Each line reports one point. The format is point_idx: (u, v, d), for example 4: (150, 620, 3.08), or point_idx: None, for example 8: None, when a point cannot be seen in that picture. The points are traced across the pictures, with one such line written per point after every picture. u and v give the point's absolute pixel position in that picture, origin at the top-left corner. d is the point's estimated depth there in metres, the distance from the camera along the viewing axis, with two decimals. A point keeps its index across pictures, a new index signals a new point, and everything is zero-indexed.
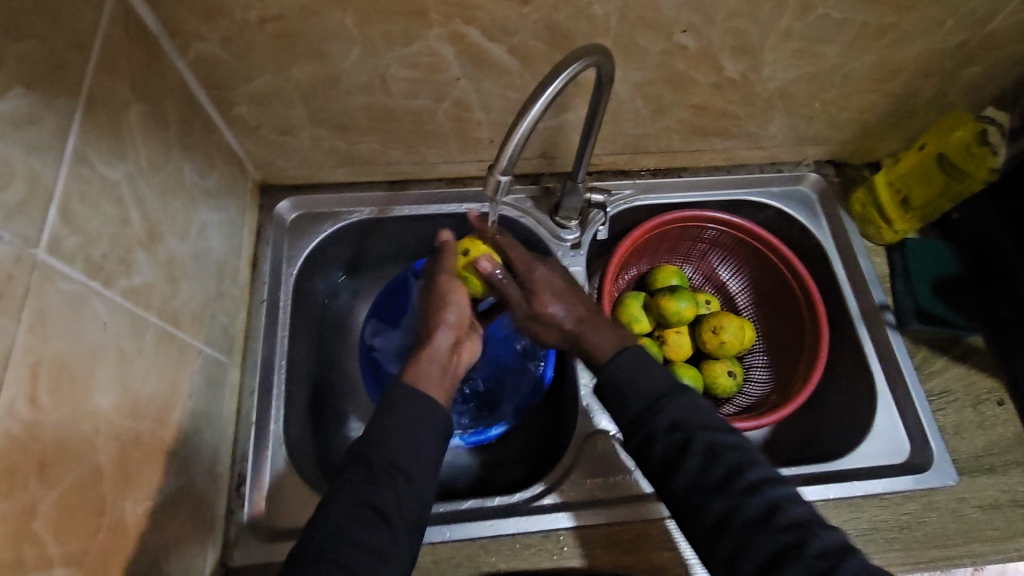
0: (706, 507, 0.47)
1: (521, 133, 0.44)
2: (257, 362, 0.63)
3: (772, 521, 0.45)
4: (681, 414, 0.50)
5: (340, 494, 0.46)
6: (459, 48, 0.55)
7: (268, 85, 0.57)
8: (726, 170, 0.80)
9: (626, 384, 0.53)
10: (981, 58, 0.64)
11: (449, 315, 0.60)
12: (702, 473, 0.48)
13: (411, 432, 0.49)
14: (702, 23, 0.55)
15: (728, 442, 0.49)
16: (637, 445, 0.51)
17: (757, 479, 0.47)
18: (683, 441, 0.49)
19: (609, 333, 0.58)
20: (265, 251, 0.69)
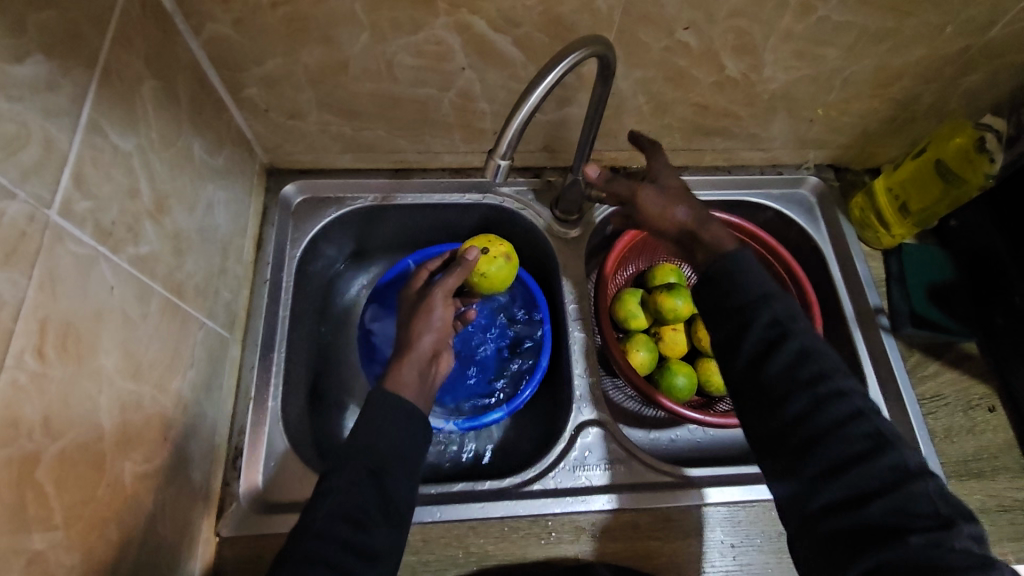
0: (784, 403, 0.45)
1: (522, 116, 0.45)
2: (257, 339, 0.64)
3: (849, 427, 0.43)
4: (784, 314, 0.47)
5: (328, 498, 0.46)
6: (465, 37, 0.56)
7: (279, 68, 0.59)
8: (726, 171, 0.81)
9: (740, 274, 0.49)
10: (982, 65, 0.64)
11: (435, 321, 0.59)
12: (791, 368, 0.45)
13: (391, 433, 0.50)
14: (704, 22, 0.56)
15: (826, 347, 0.46)
16: (725, 336, 0.48)
17: (849, 386, 0.45)
18: (779, 337, 0.46)
19: (707, 232, 0.52)
20: (270, 232, 0.70)
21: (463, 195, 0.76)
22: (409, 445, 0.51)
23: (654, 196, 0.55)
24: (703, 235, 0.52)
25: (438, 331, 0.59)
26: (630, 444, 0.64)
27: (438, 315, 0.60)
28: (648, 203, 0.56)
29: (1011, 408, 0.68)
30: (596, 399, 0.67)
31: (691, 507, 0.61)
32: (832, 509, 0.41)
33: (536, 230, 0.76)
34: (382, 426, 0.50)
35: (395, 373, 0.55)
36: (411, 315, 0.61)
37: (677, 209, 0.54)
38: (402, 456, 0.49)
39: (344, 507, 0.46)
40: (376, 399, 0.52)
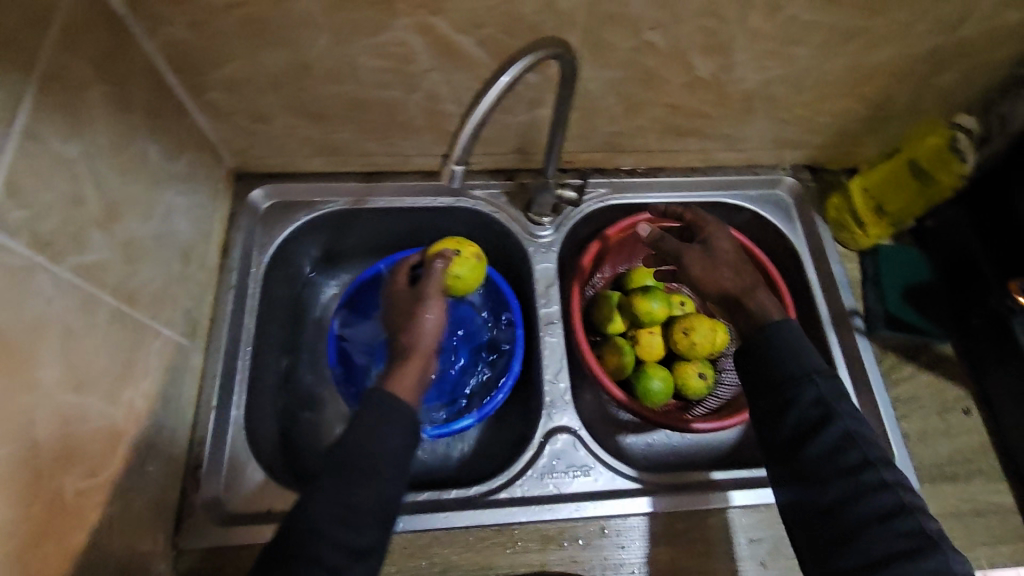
0: (825, 487, 0.49)
1: (472, 125, 0.44)
2: (221, 347, 0.63)
3: (890, 522, 0.47)
4: (830, 394, 0.52)
5: (310, 501, 0.46)
6: (428, 38, 0.55)
7: (239, 71, 0.57)
8: (703, 171, 0.80)
9: (785, 349, 0.54)
10: (955, 64, 0.64)
11: (427, 324, 0.58)
12: (833, 454, 0.50)
13: (384, 432, 0.49)
14: (670, 21, 0.55)
15: (869, 435, 0.51)
16: (768, 410, 0.53)
17: (892, 479, 0.49)
18: (825, 420, 0.51)
19: (754, 298, 0.58)
20: (236, 236, 0.69)
21: (435, 198, 0.75)
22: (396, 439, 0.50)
23: (700, 258, 0.61)
24: (749, 302, 0.57)
25: (434, 334, 0.58)
26: (599, 450, 0.63)
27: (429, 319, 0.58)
28: (693, 264, 0.61)
29: (987, 411, 0.68)
30: (567, 404, 0.66)
31: (661, 513, 0.60)
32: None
33: (508, 233, 0.75)
34: (379, 426, 0.49)
35: (398, 376, 0.54)
36: (405, 316, 0.59)
37: (721, 275, 0.59)
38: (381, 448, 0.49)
39: (337, 505, 0.46)
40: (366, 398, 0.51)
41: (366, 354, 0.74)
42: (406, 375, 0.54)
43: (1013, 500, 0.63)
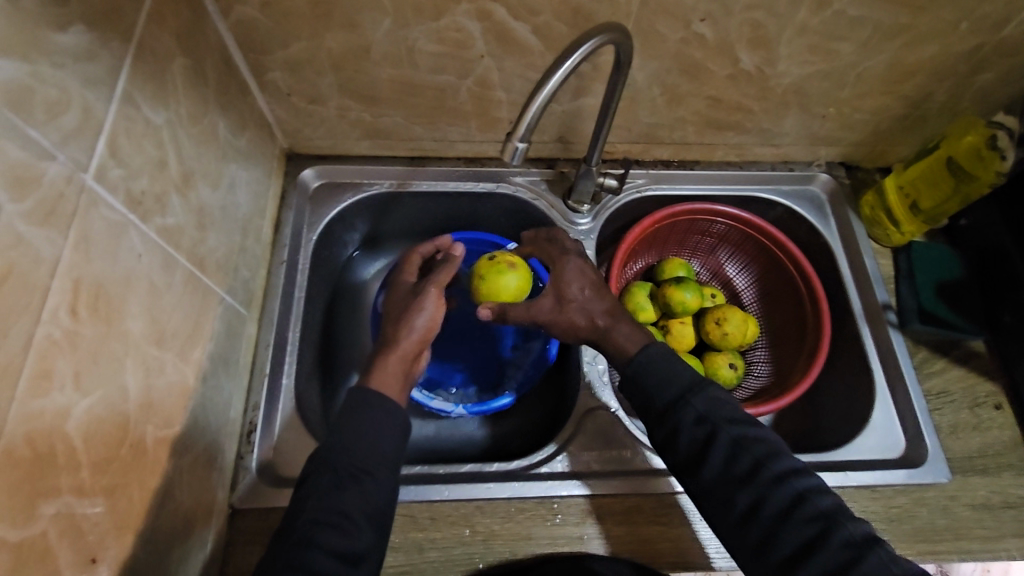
0: (733, 500, 0.50)
1: (542, 98, 0.46)
2: (273, 319, 0.66)
3: (798, 513, 0.47)
4: (705, 409, 0.53)
5: (305, 502, 0.46)
6: (485, 25, 0.57)
7: (302, 53, 0.60)
8: (738, 166, 0.82)
9: (653, 378, 0.55)
10: (994, 64, 0.65)
11: (417, 323, 0.59)
12: (728, 465, 0.50)
13: (372, 436, 0.50)
14: (720, 13, 0.57)
15: (752, 434, 0.51)
16: (663, 438, 0.53)
17: (785, 473, 0.49)
18: (710, 435, 0.51)
19: (616, 333, 0.59)
20: (288, 214, 0.72)
21: (477, 184, 0.77)
22: (378, 451, 0.50)
23: (549, 306, 0.59)
24: (615, 336, 0.59)
25: (425, 331, 0.59)
26: (638, 430, 0.65)
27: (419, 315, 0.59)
28: (574, 317, 0.59)
29: (1016, 407, 0.68)
30: (605, 387, 0.68)
31: None
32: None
33: (547, 220, 0.77)
34: (368, 430, 0.50)
35: (379, 371, 0.55)
36: (401, 312, 0.60)
37: (576, 319, 0.59)
38: (349, 458, 0.48)
39: (320, 515, 0.45)
40: (356, 403, 0.52)
41: None
42: (388, 370, 0.55)
43: None
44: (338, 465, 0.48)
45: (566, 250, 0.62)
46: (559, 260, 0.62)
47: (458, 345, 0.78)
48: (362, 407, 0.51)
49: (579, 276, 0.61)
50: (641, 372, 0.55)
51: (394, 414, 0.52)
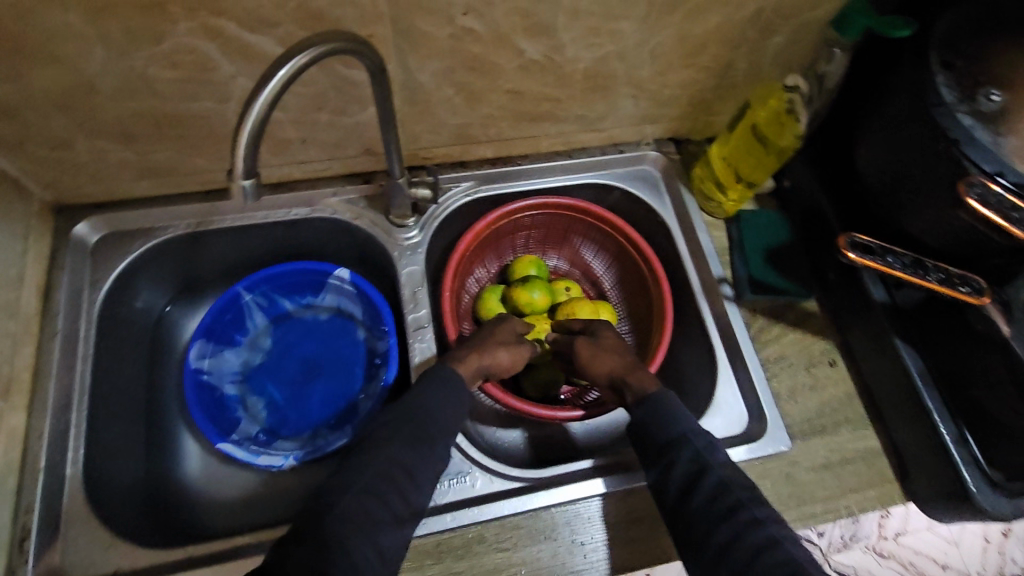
0: (710, 536, 0.49)
1: (260, 105, 0.40)
2: (47, 402, 0.58)
3: (766, 557, 0.45)
4: (703, 449, 0.53)
5: (383, 445, 0.52)
6: (220, 43, 0.50)
7: (11, 96, 0.51)
8: (569, 155, 0.79)
9: (657, 417, 0.56)
10: (782, 27, 0.63)
11: (506, 356, 0.62)
12: (711, 501, 0.50)
13: (447, 414, 0.56)
14: (481, 5, 0.52)
15: (743, 480, 0.51)
16: (658, 472, 0.54)
17: (765, 517, 0.48)
18: (700, 472, 0.52)
19: (636, 375, 0.60)
20: (61, 277, 0.63)
21: (291, 210, 0.71)
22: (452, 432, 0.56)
23: (587, 345, 0.63)
24: (632, 380, 0.60)
25: (508, 366, 0.63)
26: (476, 453, 0.61)
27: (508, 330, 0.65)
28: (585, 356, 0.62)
29: (851, 364, 0.70)
30: None
31: (539, 508, 0.59)
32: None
33: (372, 239, 0.72)
34: (444, 406, 0.56)
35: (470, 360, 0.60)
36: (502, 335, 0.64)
37: (607, 361, 0.61)
38: (442, 429, 0.55)
39: (397, 467, 0.51)
40: (446, 379, 0.58)
41: (234, 383, 0.73)
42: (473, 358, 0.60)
43: (879, 444, 0.66)
44: (418, 420, 0.54)
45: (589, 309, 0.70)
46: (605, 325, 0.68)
47: (300, 386, 0.74)
48: (446, 387, 0.57)
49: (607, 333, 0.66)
50: (649, 412, 0.56)
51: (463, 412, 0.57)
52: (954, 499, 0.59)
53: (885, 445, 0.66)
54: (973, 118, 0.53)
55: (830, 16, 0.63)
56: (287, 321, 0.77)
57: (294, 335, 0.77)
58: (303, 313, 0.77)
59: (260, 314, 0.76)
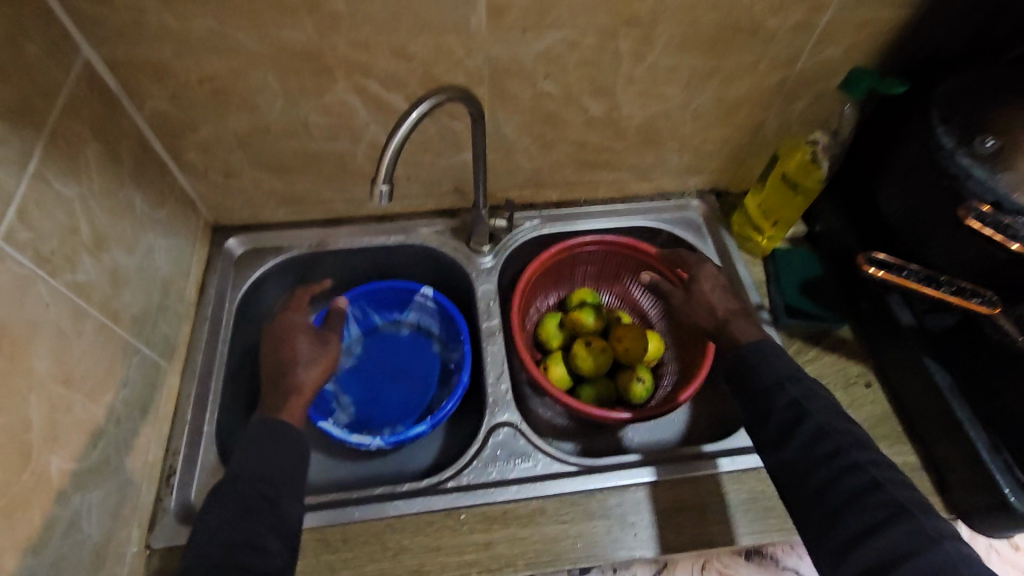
0: (809, 475, 0.56)
1: (402, 132, 0.55)
2: (195, 371, 0.71)
3: (866, 497, 0.53)
4: (801, 397, 0.59)
5: (214, 524, 0.50)
6: (364, 98, 0.68)
7: (211, 135, 0.70)
8: (621, 202, 0.92)
9: (760, 364, 0.63)
10: (804, 93, 0.76)
11: (300, 376, 0.66)
12: (811, 445, 0.57)
13: (271, 459, 0.57)
14: (558, 72, 0.68)
15: (840, 427, 0.57)
16: (755, 416, 0.61)
17: (864, 462, 0.55)
18: (798, 419, 0.58)
19: (734, 325, 0.68)
20: (212, 278, 0.79)
21: (389, 237, 0.86)
22: (301, 474, 0.58)
23: (682, 299, 0.74)
24: (728, 330, 0.68)
25: (316, 375, 0.67)
26: (538, 440, 0.70)
27: (303, 350, 0.68)
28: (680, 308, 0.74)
29: (885, 384, 0.75)
30: (508, 403, 0.74)
31: (595, 491, 0.66)
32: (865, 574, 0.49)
33: (454, 262, 0.85)
34: (263, 454, 0.57)
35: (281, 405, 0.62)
36: (279, 364, 0.66)
37: (700, 315, 0.72)
38: (291, 479, 0.56)
39: (240, 536, 0.50)
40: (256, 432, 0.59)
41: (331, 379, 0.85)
42: (293, 402, 0.63)
43: (917, 459, 0.70)
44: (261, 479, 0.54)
45: (700, 259, 0.77)
46: (699, 265, 0.76)
47: (384, 387, 0.86)
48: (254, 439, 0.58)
49: (707, 276, 0.74)
50: (754, 356, 0.64)
51: (287, 440, 0.59)
52: (991, 510, 0.62)
53: (924, 460, 0.69)
54: (971, 159, 0.62)
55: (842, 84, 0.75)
56: (376, 332, 0.90)
57: (382, 345, 0.90)
58: (389, 327, 0.91)
59: (355, 325, 0.90)
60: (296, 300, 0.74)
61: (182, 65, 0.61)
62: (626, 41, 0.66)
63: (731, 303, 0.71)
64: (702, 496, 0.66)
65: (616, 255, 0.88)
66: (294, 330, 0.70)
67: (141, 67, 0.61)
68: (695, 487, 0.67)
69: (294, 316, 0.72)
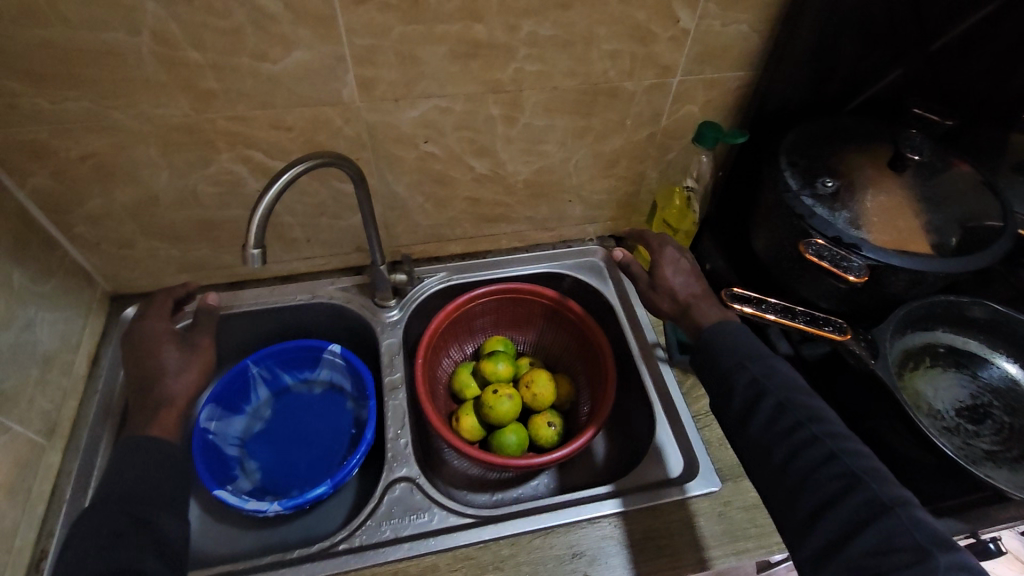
0: (771, 452, 0.55)
1: (268, 199, 0.57)
2: (79, 447, 0.70)
3: (824, 469, 0.52)
4: (761, 374, 0.59)
5: (79, 556, 0.51)
6: (250, 166, 0.70)
7: (99, 208, 0.71)
8: (525, 250, 0.96)
9: (722, 345, 0.62)
10: (674, 145, 0.82)
11: (168, 385, 0.67)
12: (772, 422, 0.56)
13: (144, 474, 0.58)
14: (437, 135, 0.73)
15: (803, 401, 0.57)
16: (719, 397, 0.61)
17: (821, 434, 0.54)
18: (758, 397, 0.58)
19: (697, 309, 0.67)
20: (106, 348, 0.78)
21: (295, 297, 0.87)
22: (181, 492, 0.59)
23: (646, 287, 0.73)
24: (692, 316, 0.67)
25: (182, 377, 0.68)
26: (435, 494, 0.70)
27: (170, 360, 0.69)
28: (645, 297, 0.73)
29: None
30: (407, 457, 0.73)
31: (489, 541, 0.66)
32: (825, 548, 0.49)
33: (360, 318, 0.87)
34: (138, 471, 0.58)
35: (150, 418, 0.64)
36: (144, 375, 0.68)
37: (664, 303, 0.71)
38: (168, 497, 0.58)
39: (115, 564, 0.50)
40: (126, 446, 0.60)
41: (235, 444, 0.83)
42: (164, 416, 0.64)
43: None
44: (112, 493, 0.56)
45: (663, 243, 0.75)
46: (658, 250, 0.74)
47: (293, 449, 0.85)
48: (129, 452, 0.60)
49: (668, 261, 0.73)
50: (716, 335, 0.63)
51: (160, 453, 0.61)
52: None
53: None
54: (814, 200, 0.67)
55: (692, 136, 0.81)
56: (286, 393, 0.89)
57: (291, 405, 0.89)
58: (300, 387, 0.90)
59: (264, 387, 0.88)
60: (155, 305, 0.75)
61: (60, 144, 0.63)
62: (497, 105, 0.71)
63: (694, 288, 0.70)
64: (594, 537, 0.66)
65: (522, 302, 0.91)
66: (155, 340, 0.71)
67: (19, 147, 0.62)
68: (586, 530, 0.67)
69: (155, 322, 0.73)
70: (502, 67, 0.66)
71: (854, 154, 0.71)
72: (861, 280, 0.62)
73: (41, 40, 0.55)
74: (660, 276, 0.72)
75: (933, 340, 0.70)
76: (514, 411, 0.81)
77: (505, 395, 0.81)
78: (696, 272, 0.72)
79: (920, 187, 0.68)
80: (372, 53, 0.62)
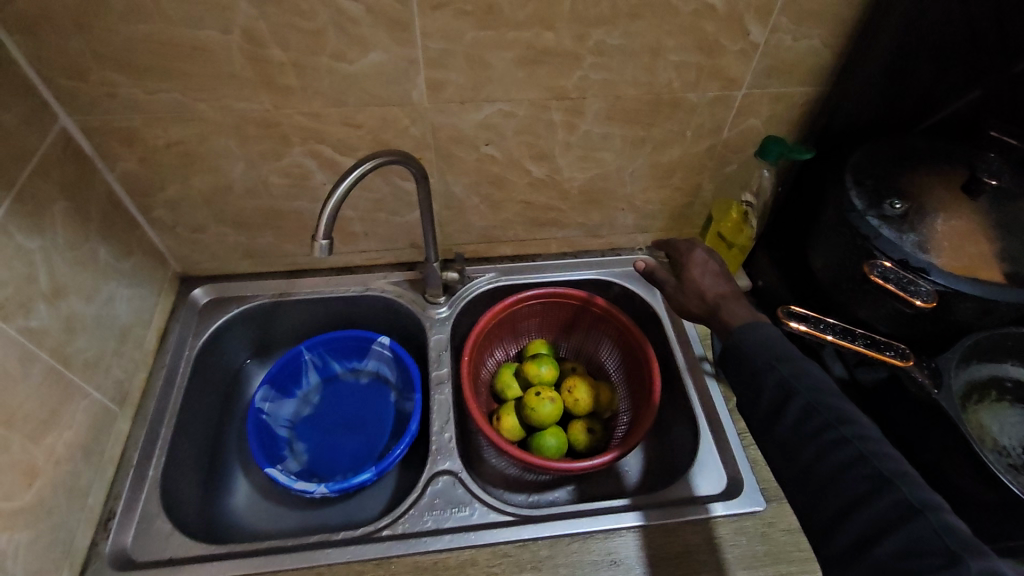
0: (799, 451, 0.54)
1: (338, 194, 0.59)
2: (146, 417, 0.74)
3: (853, 470, 0.50)
4: (791, 376, 0.56)
5: None
6: (319, 161, 0.73)
7: (177, 193, 0.75)
8: (574, 256, 0.96)
9: (752, 343, 0.60)
10: (733, 158, 0.81)
11: None
12: (799, 424, 0.55)
13: None
14: (498, 138, 0.74)
15: (832, 402, 0.54)
16: (749, 397, 0.59)
17: (853, 435, 0.52)
18: (787, 397, 0.56)
19: (725, 307, 0.66)
20: (174, 325, 0.83)
21: (349, 288, 0.90)
22: None
23: (674, 287, 0.72)
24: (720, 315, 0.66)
25: None
26: (477, 490, 0.71)
27: None
28: (672, 296, 0.72)
29: None
30: (451, 451, 0.75)
31: (527, 541, 0.67)
32: (851, 548, 0.48)
33: (409, 312, 0.89)
34: None
35: None
36: None
37: (691, 302, 0.70)
38: None
39: None
40: None
41: (286, 425, 0.87)
42: None
43: None
44: None
45: (692, 246, 0.74)
46: (685, 253, 0.74)
47: (338, 435, 0.87)
48: None
49: (697, 262, 0.72)
50: (744, 334, 0.61)
51: None
52: None
53: None
54: (880, 221, 0.65)
55: (756, 149, 0.80)
56: (335, 379, 0.92)
57: (339, 392, 0.91)
58: (348, 375, 0.92)
59: (314, 373, 0.91)
60: None
61: (150, 132, 0.68)
62: (559, 112, 0.72)
63: (722, 288, 0.68)
64: (635, 549, 0.66)
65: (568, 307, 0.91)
66: None
67: (114, 133, 0.67)
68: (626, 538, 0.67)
69: None
70: (567, 74, 0.67)
71: (925, 177, 0.69)
72: (930, 305, 0.60)
73: (143, 35, 0.59)
74: (687, 277, 0.71)
75: (1000, 373, 0.67)
76: (555, 414, 0.81)
77: (546, 399, 0.81)
78: (725, 273, 0.71)
79: (995, 214, 0.65)
80: (443, 57, 0.64)
